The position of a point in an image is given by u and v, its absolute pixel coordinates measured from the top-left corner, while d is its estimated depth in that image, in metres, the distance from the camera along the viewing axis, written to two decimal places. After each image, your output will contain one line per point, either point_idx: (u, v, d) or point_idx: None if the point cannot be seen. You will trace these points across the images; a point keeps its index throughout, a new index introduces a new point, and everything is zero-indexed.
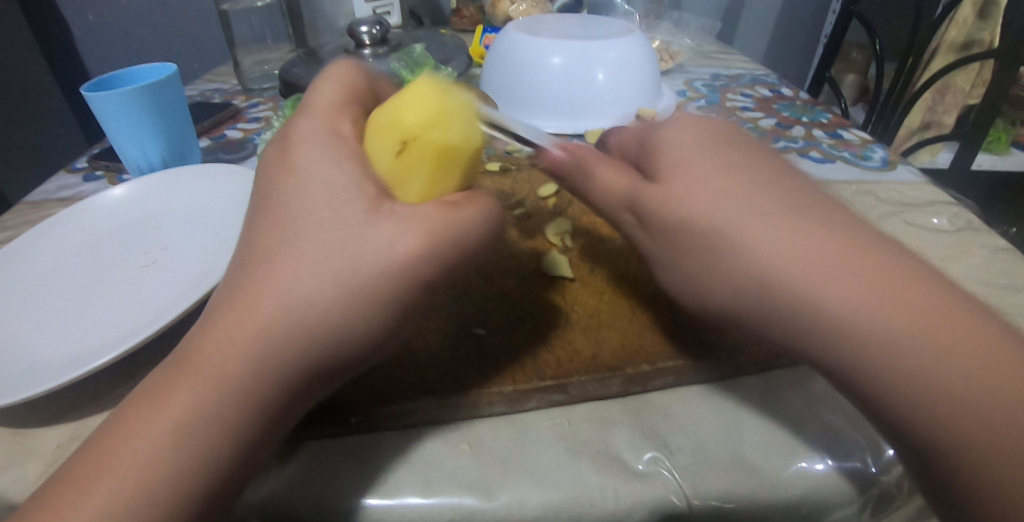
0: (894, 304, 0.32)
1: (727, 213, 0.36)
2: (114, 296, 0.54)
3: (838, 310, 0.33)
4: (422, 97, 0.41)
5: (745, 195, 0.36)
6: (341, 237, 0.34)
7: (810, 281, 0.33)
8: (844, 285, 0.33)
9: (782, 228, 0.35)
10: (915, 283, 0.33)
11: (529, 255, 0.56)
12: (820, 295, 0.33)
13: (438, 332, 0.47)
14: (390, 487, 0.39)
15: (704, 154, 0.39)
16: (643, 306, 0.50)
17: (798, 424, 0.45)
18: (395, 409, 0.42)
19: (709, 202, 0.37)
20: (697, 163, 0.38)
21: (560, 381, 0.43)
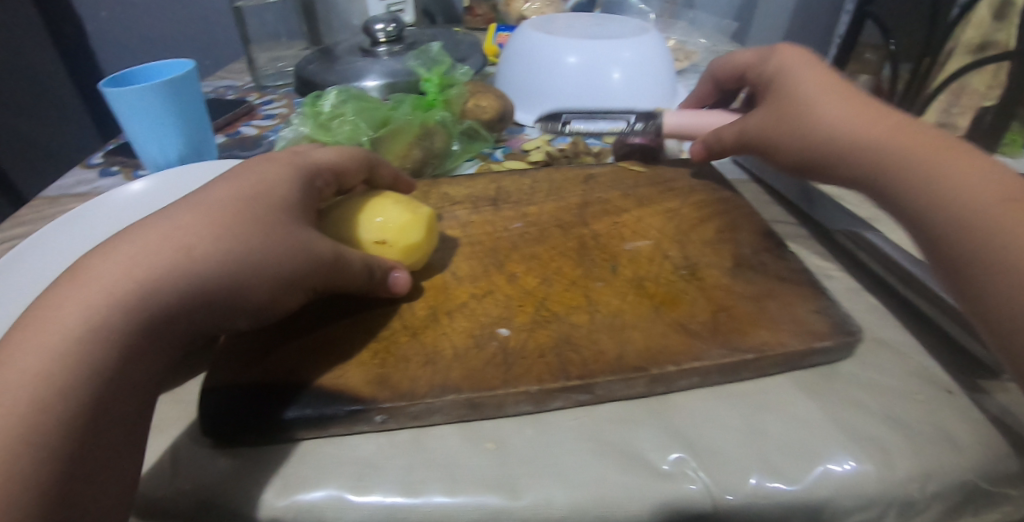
0: (965, 166, 0.42)
1: (815, 94, 0.52)
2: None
3: (827, 115, 0.50)
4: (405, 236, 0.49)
5: (852, 96, 0.52)
6: (255, 199, 0.40)
7: (891, 134, 0.47)
8: (922, 142, 0.45)
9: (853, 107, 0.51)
10: (972, 151, 0.43)
11: (549, 252, 0.54)
12: (920, 149, 0.44)
13: (458, 331, 0.45)
14: (417, 485, 0.39)
15: (819, 81, 0.54)
16: (666, 306, 0.49)
17: (825, 427, 0.45)
18: (419, 408, 0.41)
19: (822, 97, 0.52)
20: (806, 77, 0.55)
21: (586, 381, 0.42)
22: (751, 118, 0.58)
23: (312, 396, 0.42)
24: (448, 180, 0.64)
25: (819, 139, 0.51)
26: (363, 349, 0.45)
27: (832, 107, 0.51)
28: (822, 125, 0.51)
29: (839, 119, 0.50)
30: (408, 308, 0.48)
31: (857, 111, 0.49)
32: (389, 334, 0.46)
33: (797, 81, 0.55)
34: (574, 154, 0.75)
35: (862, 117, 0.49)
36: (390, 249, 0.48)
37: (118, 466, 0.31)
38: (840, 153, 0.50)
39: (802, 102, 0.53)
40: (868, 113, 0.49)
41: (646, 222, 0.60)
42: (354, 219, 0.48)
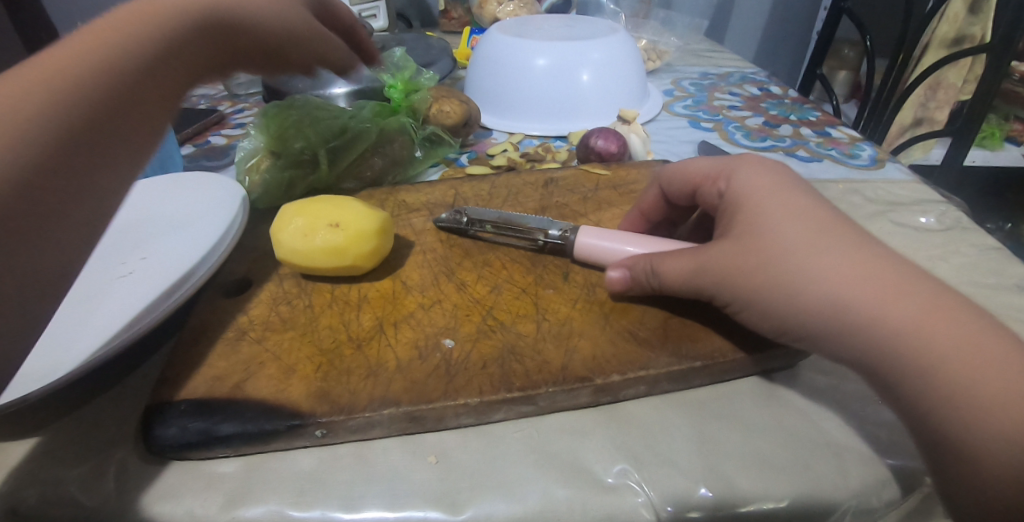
0: (961, 344, 0.34)
1: (794, 237, 0.40)
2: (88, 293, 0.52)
3: (805, 265, 0.39)
4: (346, 245, 0.48)
5: (816, 230, 0.40)
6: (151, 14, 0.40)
7: (886, 299, 0.36)
8: (909, 307, 0.35)
9: (843, 255, 0.38)
10: (939, 305, 0.35)
11: (502, 260, 0.53)
12: (892, 309, 0.36)
13: (402, 343, 0.45)
14: (356, 500, 0.39)
15: (770, 194, 0.44)
16: (616, 313, 0.49)
17: (773, 433, 0.44)
18: (358, 423, 0.40)
19: (774, 220, 0.41)
20: (763, 197, 0.44)
21: (528, 393, 0.41)
22: (712, 255, 0.43)
23: (253, 412, 0.42)
24: (406, 187, 0.64)
25: (824, 303, 0.38)
26: (307, 363, 0.44)
27: (830, 264, 0.38)
28: (809, 282, 0.38)
29: (835, 278, 0.38)
30: (355, 319, 0.47)
31: (852, 273, 0.37)
32: (335, 346, 0.45)
33: (764, 237, 0.41)
34: (540, 158, 0.74)
35: (865, 269, 0.37)
36: (340, 232, 0.48)
37: (74, 207, 0.31)
38: (832, 331, 0.38)
39: (761, 289, 0.40)
40: (872, 272, 0.37)
41: (603, 225, 0.59)
42: (319, 212, 0.50)
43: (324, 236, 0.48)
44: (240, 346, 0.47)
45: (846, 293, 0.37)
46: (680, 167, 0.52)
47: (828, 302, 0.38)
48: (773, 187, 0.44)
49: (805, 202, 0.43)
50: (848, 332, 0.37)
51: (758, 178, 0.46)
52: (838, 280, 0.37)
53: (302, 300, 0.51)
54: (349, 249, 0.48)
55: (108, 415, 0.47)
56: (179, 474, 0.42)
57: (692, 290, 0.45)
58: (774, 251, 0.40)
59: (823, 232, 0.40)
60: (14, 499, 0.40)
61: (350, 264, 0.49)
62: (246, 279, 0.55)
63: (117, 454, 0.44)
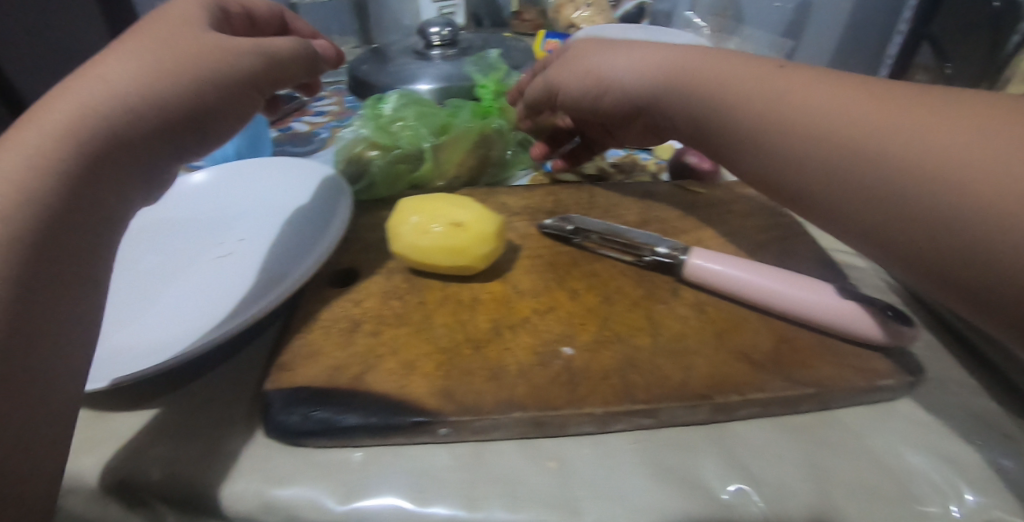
0: None
1: (887, 121, 0.36)
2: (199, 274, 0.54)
3: (901, 140, 0.35)
4: (463, 242, 0.49)
5: (921, 110, 0.35)
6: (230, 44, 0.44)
7: (986, 157, 0.31)
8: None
9: (947, 125, 0.34)
10: None
11: (610, 271, 0.54)
12: (1006, 177, 0.30)
13: (522, 347, 0.45)
14: (478, 499, 0.40)
15: (859, 97, 0.38)
16: (727, 333, 0.49)
17: (885, 467, 0.44)
18: (484, 423, 0.41)
19: (860, 110, 0.38)
20: (854, 99, 0.38)
21: (651, 406, 0.42)
22: (775, 87, 0.43)
23: (377, 405, 0.43)
24: (503, 190, 0.64)
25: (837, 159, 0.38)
26: (427, 360, 0.45)
27: (863, 112, 0.38)
28: (874, 142, 0.36)
29: (882, 122, 0.36)
30: (470, 320, 0.48)
31: (916, 125, 0.35)
32: (454, 345, 0.46)
33: (815, 104, 0.40)
34: (627, 169, 0.74)
35: (942, 127, 0.34)
36: (461, 231, 0.49)
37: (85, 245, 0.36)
38: (926, 172, 0.34)
39: (800, 134, 0.40)
40: (943, 120, 0.34)
41: (702, 242, 0.59)
42: (438, 212, 0.51)
43: (443, 232, 0.49)
44: (355, 337, 0.48)
45: (902, 141, 0.35)
46: (707, 56, 0.49)
47: (869, 154, 0.37)
48: (822, 84, 0.41)
49: (916, 91, 0.37)
50: (928, 180, 0.34)
51: (751, 62, 0.47)
52: (900, 136, 0.35)
53: (414, 296, 0.52)
54: (466, 247, 0.49)
55: (224, 393, 0.49)
56: (297, 460, 0.43)
57: (707, 139, 0.49)
58: (818, 123, 0.40)
59: (938, 95, 0.36)
60: (145, 471, 0.42)
61: (463, 263, 0.49)
62: (352, 271, 0.57)
63: (237, 433, 0.45)
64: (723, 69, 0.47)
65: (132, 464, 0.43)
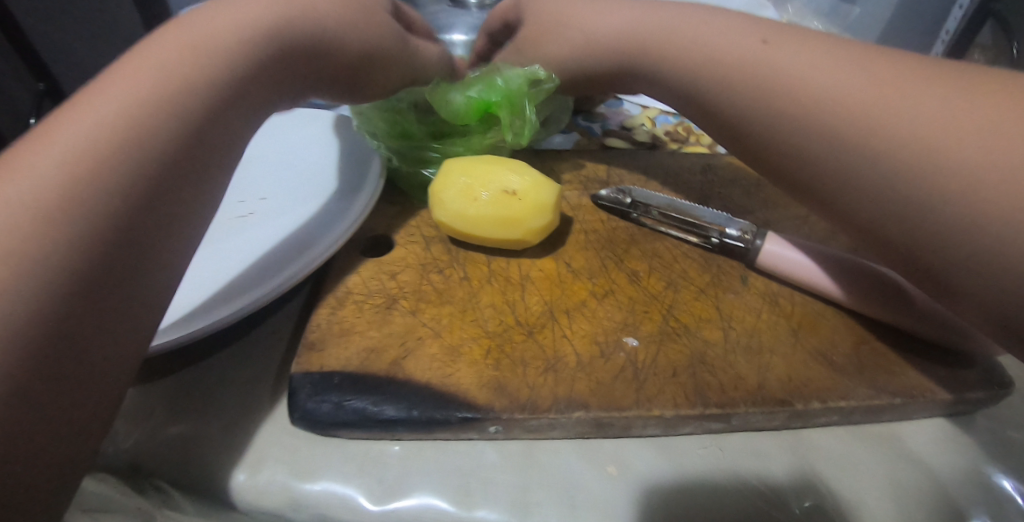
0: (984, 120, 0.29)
1: (800, 70, 0.37)
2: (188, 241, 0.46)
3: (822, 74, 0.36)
4: (513, 210, 0.43)
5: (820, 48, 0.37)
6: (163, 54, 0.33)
7: (882, 101, 0.33)
8: (915, 101, 0.32)
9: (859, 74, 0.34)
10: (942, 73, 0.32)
11: (672, 252, 0.48)
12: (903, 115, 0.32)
13: (579, 335, 0.40)
14: (532, 505, 0.36)
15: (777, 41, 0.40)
16: (805, 330, 0.44)
17: (972, 485, 0.40)
18: (540, 422, 0.36)
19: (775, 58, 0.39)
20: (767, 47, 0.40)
21: (726, 411, 0.37)
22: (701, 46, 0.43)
23: (419, 396, 0.38)
24: (550, 155, 0.58)
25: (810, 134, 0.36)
26: (473, 345, 0.40)
27: (847, 86, 0.35)
28: (831, 103, 0.35)
29: (859, 94, 0.34)
30: (520, 301, 0.43)
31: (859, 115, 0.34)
32: (504, 329, 0.41)
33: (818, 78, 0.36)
34: (684, 139, 0.68)
35: (882, 116, 0.32)
36: (512, 200, 0.43)
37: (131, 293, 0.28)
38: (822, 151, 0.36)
39: (781, 115, 0.38)
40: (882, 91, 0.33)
41: (772, 226, 0.53)
42: (485, 175, 0.45)
43: (492, 201, 0.44)
44: (392, 316, 0.43)
45: (863, 113, 0.33)
46: (716, 29, 0.43)
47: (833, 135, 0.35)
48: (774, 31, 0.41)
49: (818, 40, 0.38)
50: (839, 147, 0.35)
51: (759, 30, 0.41)
52: (871, 111, 0.33)
53: (456, 271, 0.46)
54: (518, 214, 0.43)
55: (245, 368, 0.44)
56: (328, 451, 0.39)
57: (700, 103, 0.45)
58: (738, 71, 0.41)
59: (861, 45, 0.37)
60: (162, 454, 0.38)
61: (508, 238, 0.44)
62: (384, 238, 0.51)
63: (261, 414, 0.41)
64: (736, 47, 0.41)
65: (148, 445, 0.39)
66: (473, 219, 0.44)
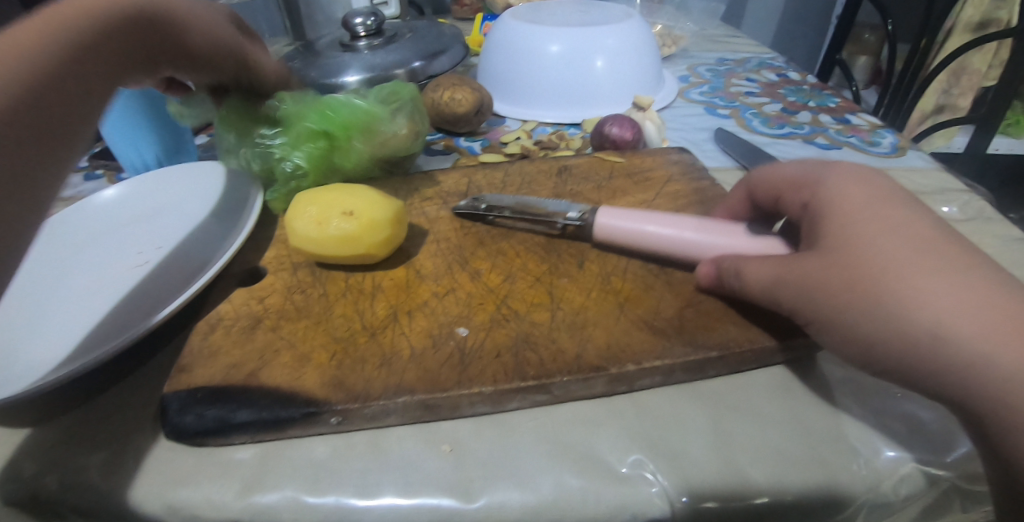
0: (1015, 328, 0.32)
1: (933, 292, 0.35)
2: (82, 298, 0.51)
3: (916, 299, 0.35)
4: (351, 230, 0.48)
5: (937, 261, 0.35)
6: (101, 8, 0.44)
7: (952, 331, 0.33)
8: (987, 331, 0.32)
9: (943, 294, 0.34)
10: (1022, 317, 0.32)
11: (516, 249, 0.53)
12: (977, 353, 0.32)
13: (417, 332, 0.45)
14: (372, 486, 0.39)
15: (904, 249, 0.36)
16: (630, 302, 0.48)
17: (795, 426, 0.43)
18: (373, 410, 0.41)
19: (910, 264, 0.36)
20: (897, 271, 0.36)
21: (542, 382, 0.41)
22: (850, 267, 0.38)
23: (268, 400, 0.42)
24: (419, 177, 0.64)
25: (849, 265, 0.37)
26: (321, 351, 0.45)
27: (933, 291, 0.35)
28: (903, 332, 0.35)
29: (929, 298, 0.34)
30: (369, 309, 0.48)
31: (880, 268, 0.36)
32: (349, 335, 0.46)
33: (745, 258, 0.44)
34: (557, 146, 0.74)
35: (894, 231, 0.38)
36: (355, 221, 0.48)
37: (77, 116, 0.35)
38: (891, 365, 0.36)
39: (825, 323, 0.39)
40: (915, 280, 0.35)
41: None
42: (330, 200, 0.50)
43: (337, 224, 0.48)
44: (255, 334, 0.48)
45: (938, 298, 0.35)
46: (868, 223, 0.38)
47: (819, 315, 0.39)
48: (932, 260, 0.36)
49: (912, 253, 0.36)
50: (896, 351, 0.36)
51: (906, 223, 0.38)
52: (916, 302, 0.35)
53: (316, 289, 0.51)
54: (358, 232, 0.48)
55: (131, 400, 0.48)
56: (196, 460, 0.43)
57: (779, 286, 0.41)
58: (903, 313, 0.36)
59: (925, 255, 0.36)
60: (43, 483, 0.42)
61: (351, 255, 0.49)
62: (261, 268, 0.56)
63: (139, 438, 0.45)
64: (882, 248, 0.37)
65: (31, 479, 0.42)
66: (318, 241, 0.49)
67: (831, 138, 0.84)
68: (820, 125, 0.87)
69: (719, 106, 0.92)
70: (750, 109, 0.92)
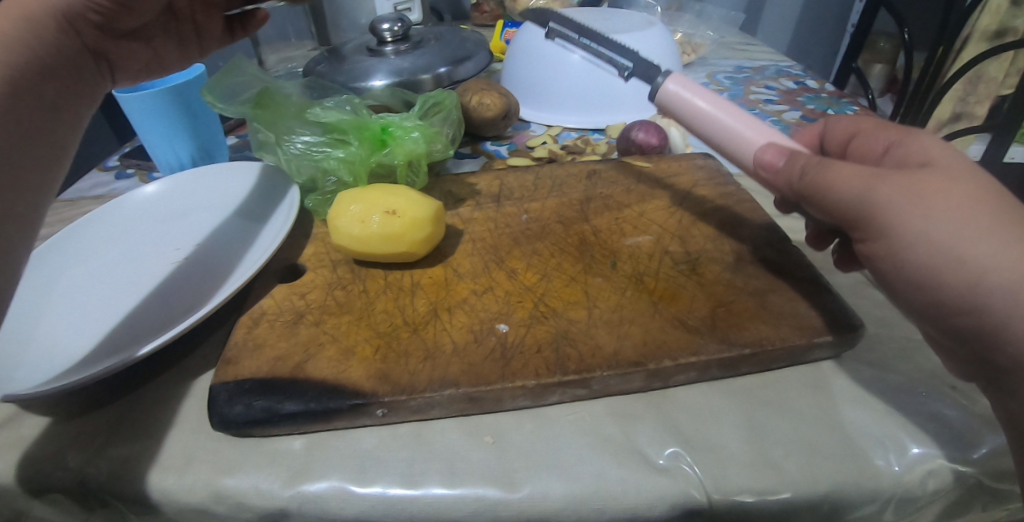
0: None
1: (987, 245, 0.36)
2: (128, 292, 0.53)
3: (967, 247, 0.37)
4: (393, 228, 0.50)
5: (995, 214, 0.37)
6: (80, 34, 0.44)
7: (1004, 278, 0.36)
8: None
9: (993, 245, 0.36)
10: None
11: (550, 249, 0.54)
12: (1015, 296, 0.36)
13: (458, 327, 0.46)
14: (416, 476, 0.41)
15: (963, 197, 0.37)
16: (664, 301, 0.49)
17: (829, 423, 0.44)
18: (419, 402, 0.42)
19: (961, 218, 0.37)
20: (955, 214, 0.37)
21: (583, 376, 0.42)
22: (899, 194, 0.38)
23: (315, 391, 0.44)
24: (451, 179, 0.65)
25: (932, 191, 0.38)
26: (365, 345, 0.46)
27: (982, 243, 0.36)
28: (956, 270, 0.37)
29: (976, 246, 0.36)
30: (410, 305, 0.49)
31: (957, 209, 0.37)
32: (392, 330, 0.47)
33: (831, 164, 0.42)
34: (582, 150, 0.76)
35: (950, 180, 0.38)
36: (396, 219, 0.50)
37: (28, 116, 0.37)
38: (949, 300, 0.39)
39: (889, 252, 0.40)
40: (984, 226, 0.36)
41: (648, 217, 0.60)
42: (372, 200, 0.52)
43: (380, 222, 0.50)
44: (298, 328, 0.49)
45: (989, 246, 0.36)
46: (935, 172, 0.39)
47: (886, 222, 0.39)
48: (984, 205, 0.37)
49: (977, 196, 0.37)
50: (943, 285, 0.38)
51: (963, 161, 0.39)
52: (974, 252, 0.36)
53: (356, 287, 0.53)
54: (400, 231, 0.50)
55: (177, 391, 0.50)
56: (244, 450, 0.44)
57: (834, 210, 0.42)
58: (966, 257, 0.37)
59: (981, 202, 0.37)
60: (97, 468, 0.43)
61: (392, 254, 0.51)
62: (299, 266, 0.58)
63: (186, 428, 0.46)
64: (940, 199, 0.38)
65: (84, 464, 0.44)
66: (360, 239, 0.50)
67: None
68: None
69: None
70: (769, 116, 0.93)
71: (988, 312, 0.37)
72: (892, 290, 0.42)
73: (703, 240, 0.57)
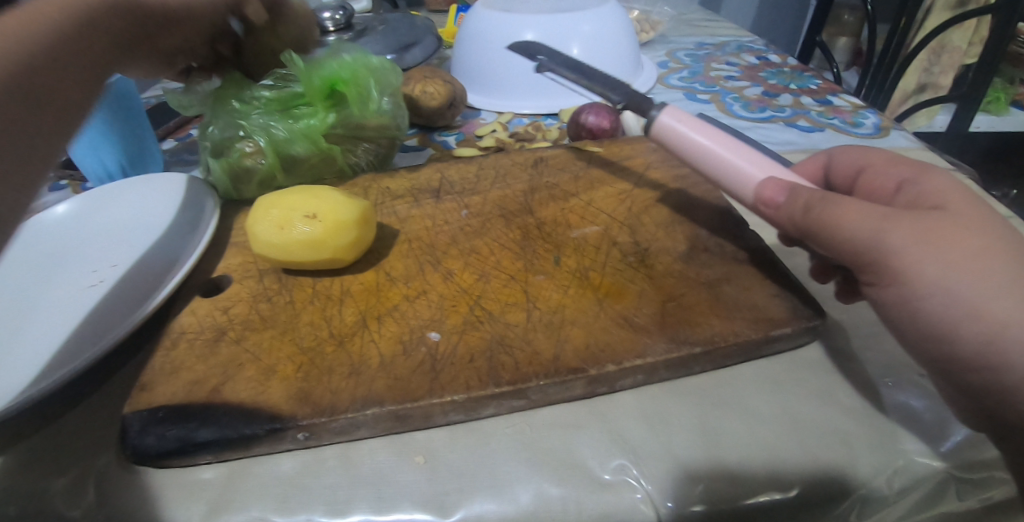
0: None
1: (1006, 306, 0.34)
2: (29, 324, 0.48)
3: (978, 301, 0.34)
4: (316, 236, 0.46)
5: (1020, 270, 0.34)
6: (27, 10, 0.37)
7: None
8: None
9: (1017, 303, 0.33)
10: None
11: (490, 246, 0.51)
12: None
13: (387, 339, 0.43)
14: (343, 503, 0.37)
15: (983, 253, 0.35)
16: (609, 297, 0.46)
17: (784, 422, 0.41)
18: (343, 423, 0.39)
19: (977, 276, 0.34)
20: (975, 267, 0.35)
21: (518, 386, 0.39)
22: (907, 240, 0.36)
23: (231, 417, 0.40)
24: (391, 174, 0.61)
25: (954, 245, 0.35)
26: (287, 363, 0.43)
27: (1003, 300, 0.34)
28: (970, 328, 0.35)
29: (993, 303, 0.34)
30: (337, 315, 0.46)
31: (973, 260, 0.35)
32: (316, 345, 0.44)
33: (840, 199, 0.39)
34: (533, 137, 0.72)
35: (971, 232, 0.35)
36: (318, 224, 0.46)
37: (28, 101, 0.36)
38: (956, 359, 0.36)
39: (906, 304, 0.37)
40: (1001, 281, 0.34)
41: (598, 206, 0.56)
42: (292, 203, 0.48)
43: (301, 228, 0.46)
44: (218, 347, 0.45)
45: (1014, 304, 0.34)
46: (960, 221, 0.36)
47: (897, 270, 0.36)
48: (1003, 259, 0.34)
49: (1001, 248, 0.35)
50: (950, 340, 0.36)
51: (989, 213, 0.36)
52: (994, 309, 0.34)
53: (282, 297, 0.49)
54: (324, 237, 0.46)
55: (93, 422, 0.45)
56: (159, 484, 0.40)
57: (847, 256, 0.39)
58: (982, 314, 0.34)
59: (1003, 257, 0.34)
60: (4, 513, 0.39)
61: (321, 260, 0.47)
62: (225, 278, 0.53)
63: (101, 463, 0.42)
64: (959, 251, 0.35)
65: None
66: (283, 246, 0.46)
67: (814, 119, 0.82)
68: (802, 107, 0.85)
69: (699, 90, 0.91)
70: (730, 93, 0.90)
71: (1004, 370, 0.34)
72: (901, 336, 0.39)
73: (655, 228, 0.54)
